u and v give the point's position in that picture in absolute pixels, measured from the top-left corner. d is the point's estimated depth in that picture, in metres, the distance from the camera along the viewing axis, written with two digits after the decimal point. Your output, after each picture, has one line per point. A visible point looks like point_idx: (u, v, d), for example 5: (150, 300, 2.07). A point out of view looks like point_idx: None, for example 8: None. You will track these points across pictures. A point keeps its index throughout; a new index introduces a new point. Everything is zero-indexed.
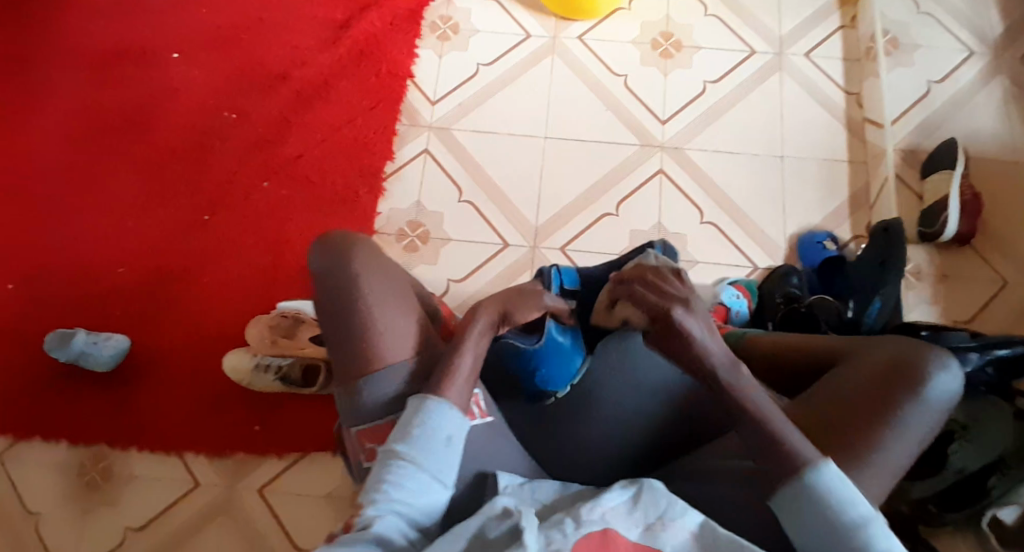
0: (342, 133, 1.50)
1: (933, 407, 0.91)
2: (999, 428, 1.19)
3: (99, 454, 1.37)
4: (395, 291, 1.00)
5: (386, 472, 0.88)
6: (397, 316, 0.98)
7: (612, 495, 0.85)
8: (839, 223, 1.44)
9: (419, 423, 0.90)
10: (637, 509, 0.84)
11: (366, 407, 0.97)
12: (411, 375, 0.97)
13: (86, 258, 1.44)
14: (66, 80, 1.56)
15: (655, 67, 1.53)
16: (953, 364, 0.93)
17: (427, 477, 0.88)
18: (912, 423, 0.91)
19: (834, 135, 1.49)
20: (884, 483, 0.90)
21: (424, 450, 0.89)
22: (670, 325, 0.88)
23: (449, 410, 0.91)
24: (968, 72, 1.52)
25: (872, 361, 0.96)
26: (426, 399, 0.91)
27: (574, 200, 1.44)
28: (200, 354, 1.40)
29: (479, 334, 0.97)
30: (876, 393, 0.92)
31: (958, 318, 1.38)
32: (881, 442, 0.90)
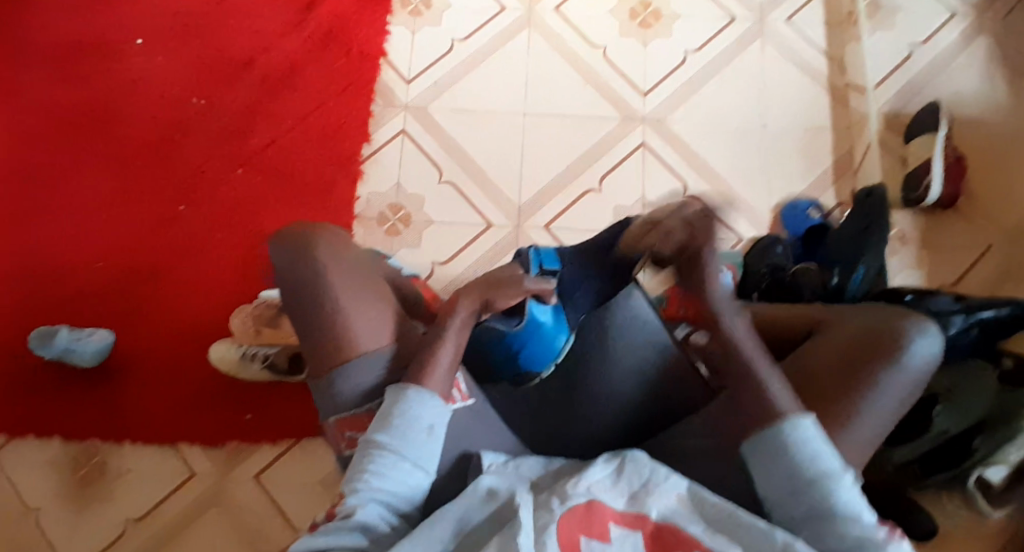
0: (318, 116, 1.47)
1: (909, 373, 0.95)
2: (979, 389, 1.17)
3: (90, 450, 1.36)
4: (359, 282, 1.02)
5: (367, 461, 0.89)
6: (365, 305, 1.01)
7: (596, 468, 0.85)
8: (823, 191, 1.43)
9: (400, 411, 0.91)
10: (621, 480, 0.84)
11: (342, 397, 0.99)
12: (390, 364, 0.99)
13: (64, 252, 1.42)
14: (31, 70, 1.52)
15: (633, 37, 1.50)
16: (931, 330, 0.97)
17: (408, 464, 0.89)
18: (888, 388, 0.95)
19: (817, 101, 1.47)
20: (857, 446, 0.94)
21: (404, 438, 0.90)
22: (693, 258, 0.95)
23: (428, 398, 0.91)
24: (950, 31, 1.50)
25: (850, 332, 0.99)
26: (407, 389, 0.91)
27: (556, 178, 1.43)
28: (186, 346, 1.39)
29: (459, 326, 0.97)
30: (853, 361, 0.96)
31: (943, 281, 1.39)
32: (856, 407, 0.94)
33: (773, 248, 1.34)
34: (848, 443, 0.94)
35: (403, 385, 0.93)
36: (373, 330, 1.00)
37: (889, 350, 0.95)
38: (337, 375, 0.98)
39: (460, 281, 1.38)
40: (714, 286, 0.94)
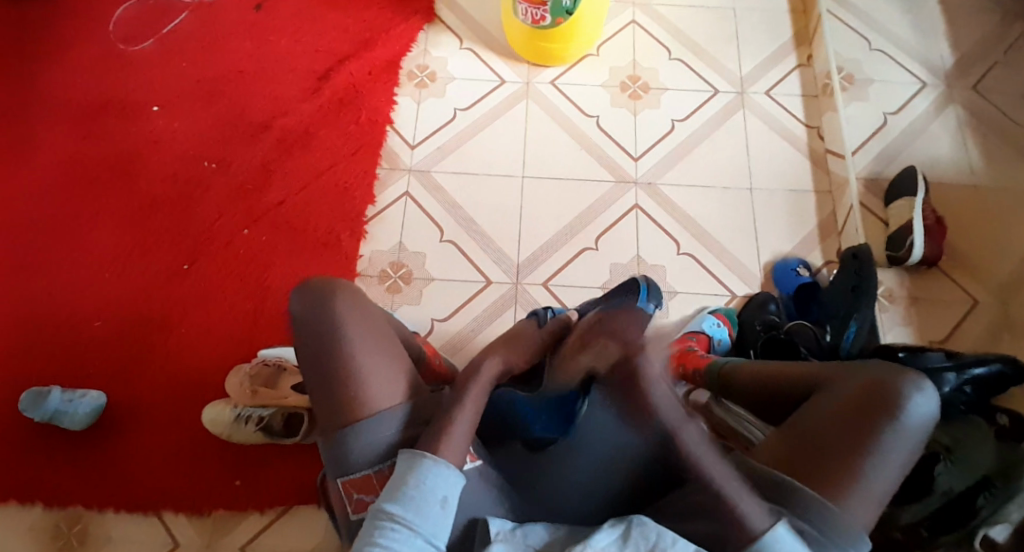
0: (322, 179, 1.50)
1: (908, 432, 0.99)
2: (983, 444, 1.17)
3: (75, 515, 1.32)
4: (378, 340, 1.11)
5: (377, 533, 0.94)
6: (382, 364, 1.09)
7: (601, 536, 0.90)
8: (810, 250, 1.49)
9: (413, 482, 0.96)
10: (627, 547, 0.89)
11: (356, 455, 1.04)
12: (403, 423, 1.06)
13: (63, 311, 1.42)
14: (39, 133, 1.54)
15: (625, 107, 1.58)
16: (928, 386, 1.01)
17: (420, 540, 0.93)
18: (890, 449, 0.98)
19: (800, 166, 1.55)
20: (870, 510, 0.97)
21: (416, 511, 0.94)
22: (633, 366, 1.01)
23: (443, 469, 0.97)
24: (922, 103, 1.59)
25: (845, 392, 1.03)
26: (423, 459, 0.97)
27: (554, 237, 1.47)
28: (180, 406, 1.37)
29: (480, 386, 1.06)
30: (854, 424, 0.99)
31: (934, 338, 1.43)
32: (863, 472, 0.97)
33: (767, 305, 1.41)
34: (862, 500, 0.96)
35: (418, 452, 0.98)
36: (386, 390, 1.08)
37: (892, 406, 0.99)
38: (351, 435, 1.05)
39: (461, 336, 1.41)
40: (661, 401, 0.99)
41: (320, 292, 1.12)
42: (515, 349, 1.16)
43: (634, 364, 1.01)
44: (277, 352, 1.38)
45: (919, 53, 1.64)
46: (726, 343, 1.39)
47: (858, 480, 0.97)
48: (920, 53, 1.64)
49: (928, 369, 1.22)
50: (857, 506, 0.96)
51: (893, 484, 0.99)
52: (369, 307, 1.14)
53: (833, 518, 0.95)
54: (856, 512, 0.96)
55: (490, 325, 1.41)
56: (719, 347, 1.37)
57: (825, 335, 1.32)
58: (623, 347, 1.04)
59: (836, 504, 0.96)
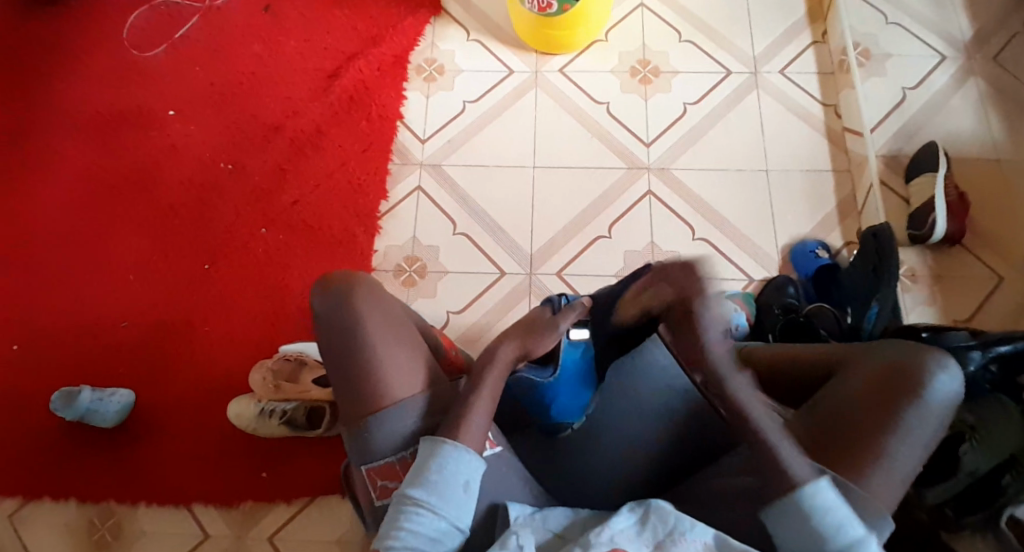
0: (335, 177, 1.52)
1: (934, 408, 0.96)
2: (1012, 428, 1.12)
3: (108, 511, 1.36)
4: (399, 332, 1.10)
5: (402, 517, 0.94)
6: (402, 355, 1.08)
7: (621, 518, 0.91)
8: (829, 231, 1.47)
9: (436, 467, 0.96)
10: (645, 530, 0.90)
11: (377, 445, 1.04)
12: (423, 413, 1.05)
13: (91, 314, 1.46)
14: (62, 142, 1.58)
15: (635, 93, 1.57)
16: (954, 364, 0.98)
17: (445, 523, 0.94)
18: (915, 426, 0.96)
19: (817, 146, 1.53)
20: (894, 488, 0.95)
21: (440, 495, 0.95)
22: (686, 312, 0.97)
23: (466, 455, 0.97)
24: (942, 76, 1.55)
25: (870, 369, 1.01)
26: (443, 444, 0.97)
27: (566, 227, 1.47)
28: (205, 403, 1.41)
29: (497, 374, 1.06)
30: (877, 401, 0.97)
31: (958, 317, 1.40)
32: (886, 448, 0.95)
33: (786, 289, 1.39)
34: (885, 480, 0.94)
35: (438, 439, 0.98)
36: (406, 380, 1.06)
37: (915, 386, 0.97)
38: (373, 426, 1.04)
39: (476, 328, 1.42)
40: (712, 342, 0.95)
41: (340, 286, 1.11)
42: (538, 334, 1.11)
43: (690, 311, 0.96)
44: (298, 348, 1.41)
45: (937, 25, 1.60)
46: (744, 326, 1.36)
47: (882, 460, 0.95)
48: (938, 25, 1.60)
49: (952, 348, 1.16)
50: (880, 485, 0.94)
51: (919, 462, 0.97)
52: (389, 302, 1.13)
53: (856, 499, 0.93)
54: (880, 492, 0.94)
55: (504, 315, 1.42)
56: (738, 333, 1.32)
57: (845, 317, 1.32)
58: (676, 291, 0.99)
59: (858, 481, 0.94)
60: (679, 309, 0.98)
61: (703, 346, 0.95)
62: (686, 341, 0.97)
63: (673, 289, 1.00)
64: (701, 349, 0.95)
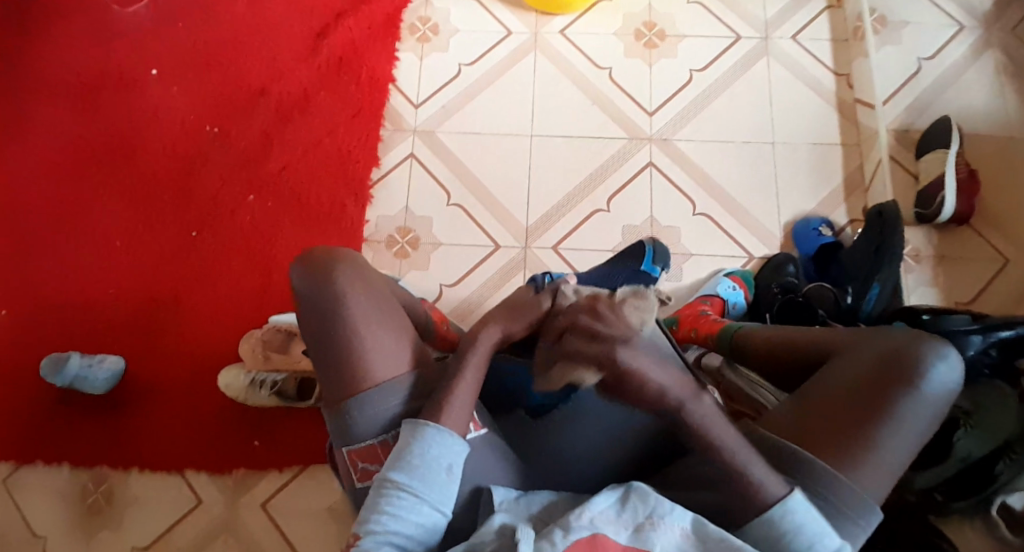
0: (325, 144, 1.48)
1: (927, 399, 0.94)
2: (1004, 411, 1.16)
3: (100, 477, 1.35)
4: (383, 307, 1.03)
5: (383, 501, 0.92)
6: (387, 332, 1.02)
7: (601, 498, 0.88)
8: (834, 208, 1.42)
9: (418, 450, 0.94)
10: (625, 510, 0.88)
11: (359, 426, 1.00)
12: (408, 393, 1.01)
13: (79, 280, 1.43)
14: (48, 102, 1.54)
15: (639, 57, 1.52)
16: (951, 354, 0.96)
17: (427, 508, 0.92)
18: (906, 416, 0.94)
19: (825, 118, 1.47)
20: (882, 480, 0.93)
21: (422, 479, 0.93)
22: (619, 368, 0.84)
23: (448, 437, 0.95)
24: (958, 48, 1.49)
25: (863, 357, 0.99)
26: (424, 427, 0.95)
27: (563, 199, 1.43)
28: (195, 372, 1.39)
29: (479, 356, 1.00)
30: (868, 391, 0.95)
31: (962, 299, 1.36)
32: (876, 439, 0.93)
33: (784, 268, 1.35)
34: (875, 469, 0.93)
35: (421, 422, 0.96)
36: (392, 360, 1.01)
37: (910, 377, 0.94)
38: (354, 407, 0.99)
39: (469, 303, 1.38)
40: (656, 375, 0.86)
41: (319, 259, 1.04)
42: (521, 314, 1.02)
43: (621, 366, 0.84)
44: (287, 318, 1.36)
45: None
46: (740, 306, 1.34)
47: (872, 450, 0.93)
48: None
49: (952, 331, 1.16)
50: (868, 476, 0.92)
51: (909, 454, 0.95)
52: (371, 274, 1.06)
53: (844, 489, 0.91)
54: (869, 481, 0.92)
55: (497, 291, 1.39)
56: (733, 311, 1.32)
57: (845, 297, 1.28)
58: (592, 343, 0.84)
59: (847, 473, 0.92)
60: (612, 362, 0.84)
61: (655, 393, 0.86)
62: (631, 394, 0.87)
63: (586, 346, 0.84)
64: (654, 399, 0.86)
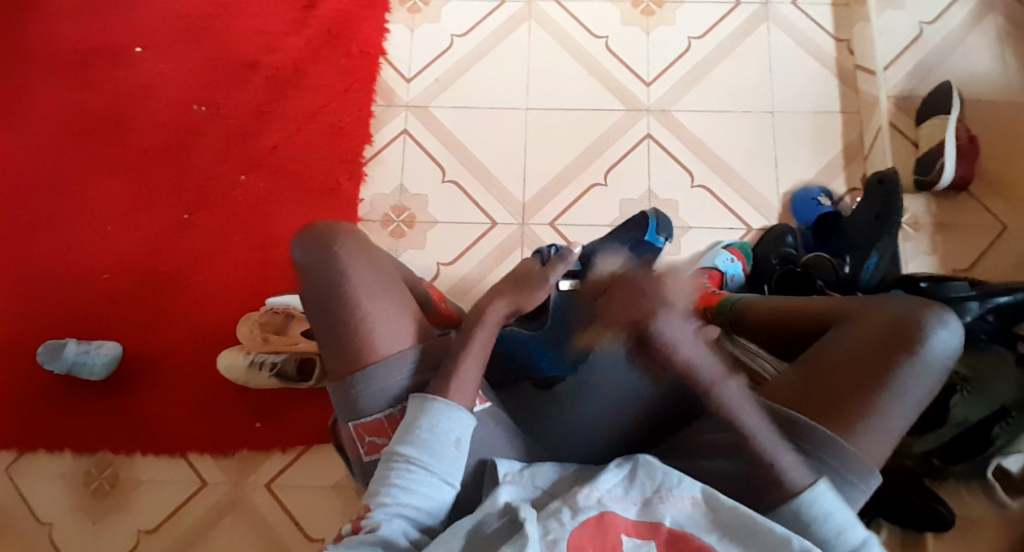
0: (316, 121, 1.45)
1: (931, 366, 0.94)
2: (1004, 376, 1.18)
3: (104, 461, 1.34)
4: (388, 284, 1.03)
5: (393, 474, 0.91)
6: (391, 307, 1.01)
7: (607, 477, 0.90)
8: (834, 177, 1.40)
9: (427, 425, 0.92)
10: (633, 488, 0.89)
11: (366, 401, 0.98)
12: (415, 367, 0.99)
13: (70, 264, 1.41)
14: (28, 84, 1.50)
15: (637, 25, 1.49)
16: (952, 319, 0.97)
17: (437, 480, 0.91)
18: (910, 384, 0.94)
19: (826, 85, 1.45)
20: (884, 445, 0.93)
21: (432, 452, 0.91)
22: (647, 334, 0.96)
23: (457, 412, 0.93)
24: (959, 12, 1.48)
25: (868, 325, 0.98)
26: (433, 401, 0.93)
27: (562, 174, 1.41)
28: (191, 356, 1.37)
29: (489, 326, 1.01)
30: (875, 356, 0.94)
31: (958, 266, 1.35)
32: (880, 405, 0.92)
33: (784, 238, 1.33)
34: (878, 431, 0.92)
35: (429, 397, 0.94)
36: (396, 334, 0.99)
37: (913, 341, 0.94)
38: (360, 380, 0.97)
39: (469, 282, 1.37)
40: (676, 344, 0.96)
41: (323, 236, 1.05)
42: (529, 287, 1.08)
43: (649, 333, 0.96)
44: (285, 300, 1.35)
45: None
46: (739, 278, 1.32)
47: (872, 417, 0.92)
48: None
49: (951, 299, 1.15)
50: (871, 438, 0.92)
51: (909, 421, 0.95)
52: (376, 252, 1.06)
53: (849, 454, 0.91)
54: (873, 449, 0.92)
55: (494, 269, 1.37)
56: (732, 284, 1.30)
57: (845, 266, 1.26)
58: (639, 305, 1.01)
59: (851, 435, 0.91)
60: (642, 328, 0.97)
61: (670, 354, 0.96)
62: (654, 360, 0.98)
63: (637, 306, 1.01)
64: (668, 359, 0.96)
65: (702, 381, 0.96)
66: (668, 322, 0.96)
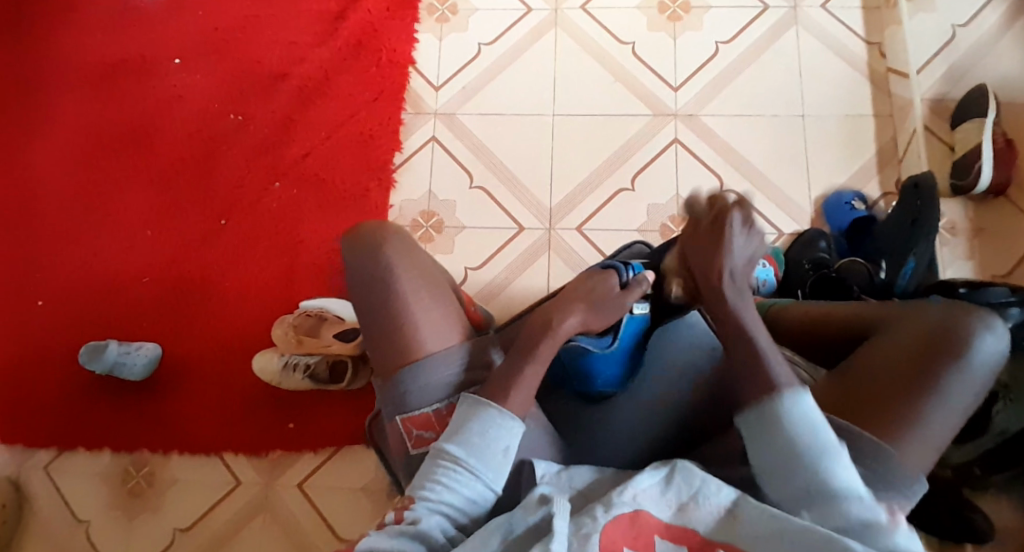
0: (348, 128, 1.49)
1: (978, 370, 0.92)
2: None
3: (141, 460, 1.38)
4: (433, 287, 1.03)
5: (438, 471, 0.91)
6: (436, 308, 1.01)
7: (645, 476, 0.87)
8: (866, 181, 1.38)
9: (478, 428, 0.92)
10: (669, 490, 0.86)
11: (414, 396, 0.98)
12: (463, 365, 0.99)
13: (113, 268, 1.46)
14: (73, 96, 1.57)
15: (662, 31, 1.50)
16: (998, 324, 0.94)
17: (481, 485, 0.90)
18: (957, 388, 0.91)
19: (855, 87, 1.43)
20: (930, 455, 0.91)
21: (479, 456, 0.91)
22: (720, 215, 0.89)
23: (508, 421, 0.92)
24: (993, 13, 1.45)
25: (907, 331, 0.96)
26: (485, 407, 0.92)
27: (588, 178, 1.42)
28: (226, 359, 1.41)
29: (550, 340, 0.97)
30: (917, 362, 0.93)
31: (996, 270, 1.32)
32: (925, 411, 0.90)
33: (816, 243, 1.31)
34: (924, 440, 0.90)
35: (481, 400, 0.94)
36: (440, 332, 1.00)
37: (959, 346, 0.92)
38: (409, 375, 0.98)
39: (495, 286, 1.38)
40: (727, 249, 0.89)
41: (370, 238, 1.04)
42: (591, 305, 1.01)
43: (722, 215, 0.88)
44: (319, 303, 1.38)
45: None
46: (771, 284, 1.28)
47: (919, 423, 0.90)
48: None
49: (992, 305, 1.13)
50: (917, 446, 0.90)
51: (957, 428, 0.92)
52: (423, 255, 1.06)
53: (891, 462, 0.89)
54: (916, 456, 0.90)
55: (522, 273, 1.38)
56: (764, 290, 1.27)
57: (879, 271, 1.24)
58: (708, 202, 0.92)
59: (896, 444, 0.89)
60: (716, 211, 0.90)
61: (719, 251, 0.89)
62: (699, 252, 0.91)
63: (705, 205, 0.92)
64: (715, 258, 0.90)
65: (727, 291, 0.91)
66: (741, 214, 0.88)
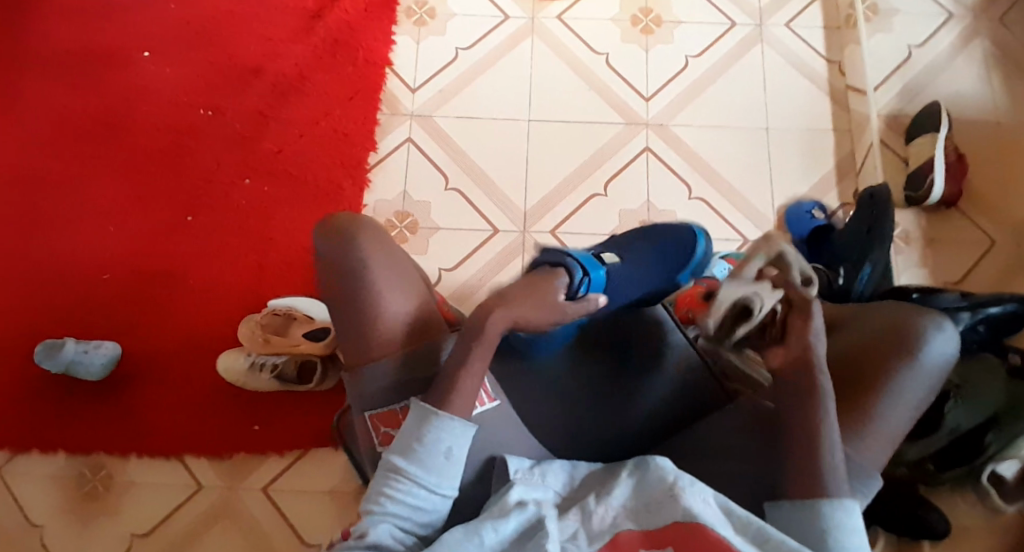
0: (321, 127, 1.49)
1: (928, 369, 0.94)
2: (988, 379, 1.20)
3: (98, 463, 1.33)
4: (399, 282, 0.98)
5: (383, 483, 0.88)
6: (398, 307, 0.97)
7: (619, 492, 0.86)
8: (826, 192, 1.44)
9: (418, 435, 0.88)
10: (643, 495, 0.85)
11: (371, 393, 0.97)
12: (410, 365, 0.96)
13: (71, 264, 1.41)
14: (33, 84, 1.53)
15: (635, 42, 1.55)
16: (949, 325, 0.96)
17: (427, 492, 0.87)
18: (906, 387, 0.94)
19: (816, 101, 1.50)
20: (883, 449, 0.94)
21: (420, 464, 0.87)
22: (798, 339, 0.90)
23: (448, 423, 0.88)
24: (946, 36, 1.54)
25: (864, 332, 0.99)
26: (427, 414, 0.88)
27: (562, 183, 1.45)
28: (189, 358, 1.37)
29: (481, 344, 0.91)
30: (871, 364, 0.95)
31: (947, 278, 1.39)
32: (878, 410, 0.93)
33: None
34: (876, 438, 0.93)
35: (427, 407, 0.89)
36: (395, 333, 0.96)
37: (910, 346, 0.94)
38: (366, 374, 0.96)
39: (468, 287, 1.39)
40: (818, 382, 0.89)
41: (343, 227, 0.99)
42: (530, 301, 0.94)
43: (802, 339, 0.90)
44: (288, 302, 1.36)
45: None
46: None
47: (873, 422, 0.93)
48: None
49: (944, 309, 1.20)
50: (869, 443, 0.93)
51: (909, 422, 0.96)
52: (396, 247, 1.00)
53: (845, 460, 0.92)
54: (869, 453, 0.93)
55: (496, 273, 1.39)
56: None
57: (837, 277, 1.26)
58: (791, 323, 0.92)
59: (848, 441, 0.93)
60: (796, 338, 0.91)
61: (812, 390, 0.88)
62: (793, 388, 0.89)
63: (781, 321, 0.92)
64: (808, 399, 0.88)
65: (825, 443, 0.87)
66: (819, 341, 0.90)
